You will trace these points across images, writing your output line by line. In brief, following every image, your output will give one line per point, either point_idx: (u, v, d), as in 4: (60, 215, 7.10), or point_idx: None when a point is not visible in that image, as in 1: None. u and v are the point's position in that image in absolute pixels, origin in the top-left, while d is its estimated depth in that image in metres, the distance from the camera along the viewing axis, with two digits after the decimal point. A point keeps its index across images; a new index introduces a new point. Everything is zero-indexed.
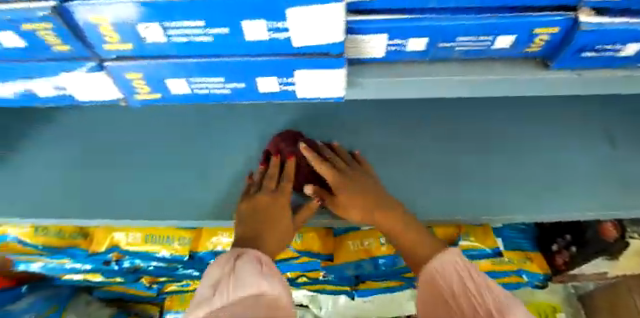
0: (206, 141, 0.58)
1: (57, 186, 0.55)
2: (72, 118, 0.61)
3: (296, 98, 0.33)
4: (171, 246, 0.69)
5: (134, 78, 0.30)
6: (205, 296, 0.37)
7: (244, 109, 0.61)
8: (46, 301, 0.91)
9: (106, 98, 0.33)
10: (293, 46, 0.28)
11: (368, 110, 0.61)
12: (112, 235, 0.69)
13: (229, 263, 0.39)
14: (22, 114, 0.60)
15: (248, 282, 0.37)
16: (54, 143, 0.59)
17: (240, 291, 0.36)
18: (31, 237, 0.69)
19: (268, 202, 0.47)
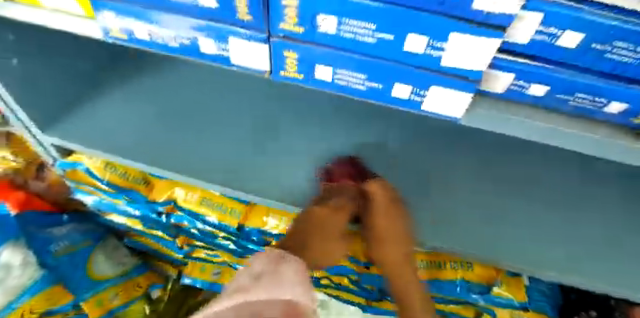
0: (285, 128, 0.67)
1: (160, 143, 0.65)
2: (180, 85, 0.71)
3: (418, 109, 0.38)
4: (228, 215, 0.72)
5: (290, 57, 0.35)
6: (240, 284, 0.47)
7: (328, 112, 0.69)
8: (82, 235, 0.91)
9: (255, 67, 0.38)
10: (439, 63, 0.31)
11: (435, 141, 0.68)
12: (173, 190, 0.74)
13: (269, 262, 0.49)
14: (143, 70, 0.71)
15: (284, 285, 0.45)
16: (162, 101, 0.69)
17: (268, 289, 0.45)
18: (101, 172, 0.73)
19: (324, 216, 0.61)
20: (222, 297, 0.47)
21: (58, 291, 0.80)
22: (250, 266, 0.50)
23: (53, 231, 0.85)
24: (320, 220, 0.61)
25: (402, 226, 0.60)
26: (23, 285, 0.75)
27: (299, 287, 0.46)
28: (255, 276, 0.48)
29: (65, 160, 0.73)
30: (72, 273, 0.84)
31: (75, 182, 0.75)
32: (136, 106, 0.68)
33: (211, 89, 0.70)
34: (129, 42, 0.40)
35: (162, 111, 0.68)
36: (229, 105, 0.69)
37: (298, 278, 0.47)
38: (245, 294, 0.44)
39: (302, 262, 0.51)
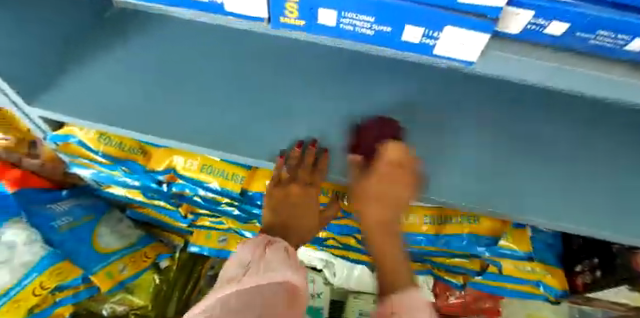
0: (283, 86, 0.63)
1: (155, 109, 0.62)
2: (166, 39, 0.66)
3: (430, 53, 0.36)
4: (230, 180, 0.71)
5: (290, 0, 0.31)
6: (234, 273, 0.52)
7: (328, 66, 0.65)
8: (84, 210, 0.90)
9: (252, 14, 0.34)
10: (456, 1, 0.28)
11: (441, 91, 0.65)
12: (172, 158, 0.72)
13: (260, 249, 0.53)
14: (125, 28, 0.66)
15: (278, 271, 0.51)
16: (150, 63, 0.65)
17: (268, 274, 0.50)
18: (95, 144, 0.70)
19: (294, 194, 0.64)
20: (219, 283, 0.52)
21: (67, 267, 0.81)
22: (237, 254, 0.54)
23: (54, 207, 0.85)
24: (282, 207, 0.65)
25: (410, 179, 0.59)
26: (31, 262, 0.76)
27: (287, 269, 0.51)
28: (245, 264, 0.52)
29: (57, 133, 0.70)
30: (77, 247, 0.83)
31: (70, 156, 0.73)
32: (124, 71, 0.64)
33: (200, 45, 0.66)
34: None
35: (152, 73, 0.64)
36: (222, 62, 0.65)
37: (287, 262, 0.53)
38: (241, 281, 0.50)
39: (284, 243, 0.55)
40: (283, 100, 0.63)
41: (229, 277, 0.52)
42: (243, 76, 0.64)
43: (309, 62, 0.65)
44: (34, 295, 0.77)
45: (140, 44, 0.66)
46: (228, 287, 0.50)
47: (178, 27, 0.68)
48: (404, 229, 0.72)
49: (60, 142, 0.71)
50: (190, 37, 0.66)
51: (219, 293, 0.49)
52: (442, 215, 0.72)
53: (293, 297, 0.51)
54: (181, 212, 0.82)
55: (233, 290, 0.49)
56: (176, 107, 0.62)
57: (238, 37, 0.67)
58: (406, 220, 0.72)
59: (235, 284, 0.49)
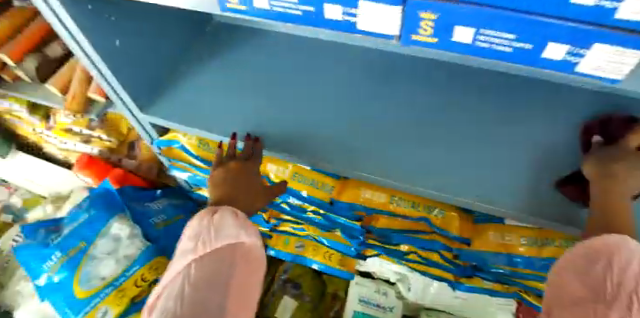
0: (373, 99, 0.67)
1: (254, 117, 0.67)
2: (267, 54, 0.73)
3: (571, 71, 0.33)
4: (319, 189, 0.76)
5: (426, 19, 0.31)
6: (188, 245, 0.52)
7: (415, 79, 0.68)
8: (174, 209, 0.96)
9: (383, 32, 0.35)
10: (612, 18, 0.26)
11: (538, 104, 0.63)
12: (266, 165, 0.77)
13: (208, 218, 0.53)
14: (231, 47, 0.75)
15: (226, 237, 0.51)
16: (250, 74, 0.72)
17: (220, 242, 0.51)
18: (196, 149, 0.77)
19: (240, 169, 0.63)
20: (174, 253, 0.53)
21: (162, 261, 0.86)
22: (188, 224, 0.54)
23: (151, 205, 0.94)
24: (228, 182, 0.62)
25: (503, 191, 0.57)
26: (133, 255, 0.83)
27: (240, 231, 0.52)
28: (196, 234, 0.52)
29: (163, 138, 0.77)
30: (170, 244, 0.90)
31: (172, 160, 0.81)
32: (228, 83, 0.71)
33: (288, 58, 0.72)
34: (244, 11, 0.37)
35: (252, 83, 0.70)
36: (308, 73, 0.70)
37: (238, 222, 0.53)
38: (199, 252, 0.51)
39: (231, 207, 0.54)
40: (369, 108, 0.65)
41: (182, 248, 0.52)
42: (329, 86, 0.69)
43: (388, 73, 0.69)
44: (136, 286, 0.83)
45: (241, 60, 0.73)
46: (183, 259, 0.51)
47: (268, 42, 0.75)
48: (499, 249, 0.69)
49: (164, 146, 0.79)
50: (287, 53, 0.73)
51: (178, 266, 0.50)
52: (542, 236, 0.67)
53: (251, 253, 0.54)
54: (265, 216, 0.86)
55: (191, 263, 0.50)
56: (269, 113, 0.67)
57: (321, 49, 0.72)
58: (502, 240, 0.69)
59: (189, 255, 0.51)
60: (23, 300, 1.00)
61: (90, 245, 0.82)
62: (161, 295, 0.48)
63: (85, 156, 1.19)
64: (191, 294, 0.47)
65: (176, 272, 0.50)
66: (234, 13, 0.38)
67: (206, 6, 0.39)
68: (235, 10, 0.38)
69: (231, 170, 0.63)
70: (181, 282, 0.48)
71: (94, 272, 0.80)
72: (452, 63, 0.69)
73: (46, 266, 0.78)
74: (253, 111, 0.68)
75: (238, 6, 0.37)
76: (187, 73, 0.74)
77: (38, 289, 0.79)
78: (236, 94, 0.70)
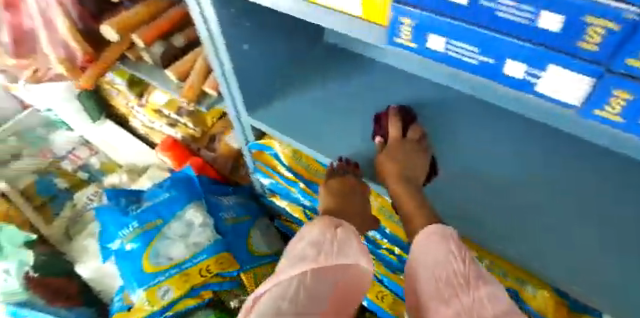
0: (466, 152, 0.67)
1: (348, 142, 0.71)
2: (370, 88, 0.78)
3: None
4: (406, 231, 0.73)
5: (619, 96, 0.29)
6: (307, 252, 0.55)
7: (515, 141, 0.68)
8: (241, 209, 1.00)
9: (564, 98, 0.33)
10: None
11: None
12: None
13: (330, 231, 0.59)
14: (340, 75, 0.81)
15: (348, 254, 0.56)
16: (351, 102, 0.76)
17: (341, 258, 0.55)
18: (288, 159, 0.79)
19: (347, 186, 0.68)
20: (289, 258, 0.55)
21: (228, 258, 0.87)
22: (304, 235, 0.59)
23: (223, 200, 0.99)
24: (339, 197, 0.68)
25: (596, 275, 0.53)
26: (201, 243, 0.87)
27: (360, 255, 0.57)
28: (317, 243, 0.56)
29: (258, 142, 0.81)
30: (235, 241, 0.92)
31: (261, 164, 0.85)
32: (329, 106, 0.76)
33: (391, 93, 0.77)
34: (413, 49, 0.40)
35: (352, 111, 0.75)
36: (409, 108, 0.73)
37: (357, 248, 0.58)
38: (320, 260, 0.54)
39: (351, 227, 0.61)
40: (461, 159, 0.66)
41: (302, 253, 0.55)
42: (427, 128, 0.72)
43: (489, 125, 0.70)
44: (200, 275, 0.84)
45: (346, 88, 0.78)
46: (302, 262, 0.53)
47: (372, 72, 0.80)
48: None
49: (255, 149, 0.83)
50: (390, 91, 0.77)
51: (297, 267, 0.52)
52: None
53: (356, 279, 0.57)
54: None
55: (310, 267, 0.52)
56: (367, 140, 0.71)
57: (423, 95, 0.76)
58: None
59: (309, 262, 0.53)
60: (87, 255, 1.12)
61: (165, 224, 0.88)
62: (267, 294, 0.47)
63: (170, 139, 1.29)
64: (308, 292, 0.48)
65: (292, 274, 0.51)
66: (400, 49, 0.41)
67: (377, 38, 0.42)
68: (403, 46, 0.40)
69: (341, 186, 0.68)
70: (298, 285, 0.48)
71: (164, 251, 0.85)
72: (558, 133, 0.68)
73: (123, 233, 0.86)
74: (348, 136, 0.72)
75: (409, 44, 0.39)
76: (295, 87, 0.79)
77: (113, 253, 0.86)
78: (335, 118, 0.75)
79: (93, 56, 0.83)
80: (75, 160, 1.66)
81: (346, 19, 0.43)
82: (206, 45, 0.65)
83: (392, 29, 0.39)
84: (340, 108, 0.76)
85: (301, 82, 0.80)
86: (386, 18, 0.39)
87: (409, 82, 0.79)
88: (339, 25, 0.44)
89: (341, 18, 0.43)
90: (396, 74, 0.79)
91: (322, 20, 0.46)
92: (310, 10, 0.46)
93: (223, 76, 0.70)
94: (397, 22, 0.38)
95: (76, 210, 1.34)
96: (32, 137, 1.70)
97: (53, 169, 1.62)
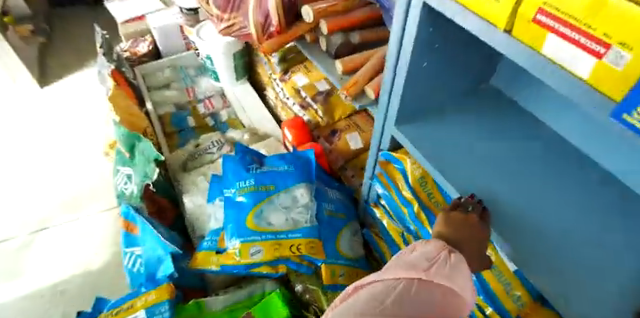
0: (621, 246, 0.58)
1: (485, 184, 0.67)
2: (524, 143, 0.73)
3: None
4: (509, 298, 0.68)
5: None
6: (417, 261, 0.55)
7: None
8: (340, 207, 1.03)
9: None
10: None
11: None
12: None
13: (443, 252, 0.56)
14: (495, 119, 0.78)
15: (455, 279, 0.52)
16: (499, 149, 0.73)
17: (446, 280, 0.52)
18: (415, 182, 0.78)
19: (470, 221, 0.60)
20: (401, 261, 0.56)
21: (316, 244, 0.90)
22: (420, 246, 0.59)
23: (328, 191, 1.04)
24: (455, 230, 0.60)
25: None
26: (299, 222, 0.90)
27: (466, 287, 0.53)
28: (430, 257, 0.55)
29: (391, 152, 0.81)
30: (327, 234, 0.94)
31: (382, 172, 0.86)
32: (475, 144, 0.74)
33: (550, 156, 0.71)
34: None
35: (497, 157, 0.71)
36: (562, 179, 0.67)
37: (466, 279, 0.54)
38: (428, 273, 0.52)
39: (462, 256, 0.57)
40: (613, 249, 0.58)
41: (411, 261, 0.55)
42: (586, 205, 0.63)
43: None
44: (289, 251, 0.88)
45: (497, 135, 0.75)
46: (408, 269, 0.53)
47: (533, 131, 0.76)
48: None
49: (385, 158, 0.83)
50: (545, 153, 0.72)
51: (402, 271, 0.53)
52: None
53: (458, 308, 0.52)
54: None
55: (415, 277, 0.52)
56: (507, 191, 0.66)
57: (582, 169, 0.69)
58: None
59: (413, 271, 0.53)
60: (194, 191, 1.25)
61: (276, 191, 0.94)
62: (370, 285, 0.53)
63: (299, 120, 1.36)
64: (402, 301, 0.49)
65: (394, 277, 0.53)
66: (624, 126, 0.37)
67: (597, 107, 0.40)
68: (628, 124, 0.36)
69: (463, 221, 0.60)
70: (393, 288, 0.51)
71: (266, 215, 0.91)
72: None
73: (239, 185, 0.95)
74: (487, 178, 0.68)
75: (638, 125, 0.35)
76: (445, 113, 0.79)
77: (225, 198, 0.95)
78: (477, 156, 0.72)
79: (284, 29, 0.88)
80: (208, 106, 1.87)
81: (568, 77, 0.41)
82: (390, 56, 0.69)
83: (624, 102, 0.36)
84: (485, 149, 0.73)
85: (453, 112, 0.80)
86: (620, 90, 0.36)
87: (572, 152, 0.72)
88: (556, 81, 0.43)
89: (561, 74, 0.42)
90: (559, 141, 0.74)
91: (536, 70, 0.45)
92: (528, 57, 0.46)
93: (389, 87, 0.73)
94: (635, 98, 0.34)
95: (197, 149, 1.49)
96: (184, 73, 2.03)
97: (190, 107, 1.89)
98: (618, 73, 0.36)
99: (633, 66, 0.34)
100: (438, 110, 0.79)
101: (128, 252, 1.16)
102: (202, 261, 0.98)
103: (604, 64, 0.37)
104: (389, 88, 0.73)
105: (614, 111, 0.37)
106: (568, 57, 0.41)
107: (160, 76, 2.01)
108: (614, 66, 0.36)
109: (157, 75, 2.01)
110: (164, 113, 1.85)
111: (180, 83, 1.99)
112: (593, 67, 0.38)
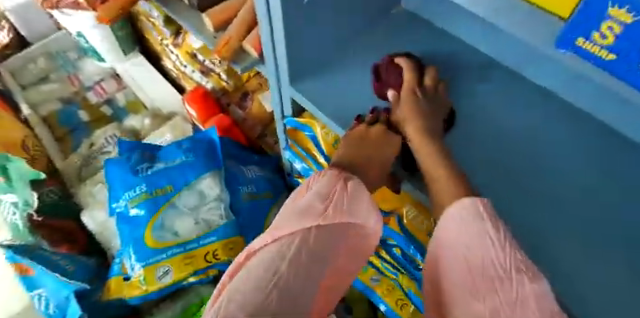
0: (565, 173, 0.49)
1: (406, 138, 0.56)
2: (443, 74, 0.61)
3: None
4: None
5: None
6: (311, 205, 0.42)
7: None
8: (264, 186, 0.86)
9: None
10: None
11: None
12: (406, 206, 0.61)
13: (339, 183, 0.44)
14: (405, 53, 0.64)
15: (362, 213, 0.43)
16: None
17: (349, 218, 0.42)
18: (327, 146, 0.65)
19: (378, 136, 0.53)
20: (287, 211, 0.42)
21: (237, 243, 0.76)
22: (311, 186, 0.44)
23: (245, 171, 0.86)
24: (352, 147, 0.52)
25: None
26: (211, 223, 0.76)
27: (373, 215, 0.43)
28: (326, 196, 0.42)
29: (295, 118, 0.68)
30: (250, 224, 0.80)
31: (291, 140, 0.73)
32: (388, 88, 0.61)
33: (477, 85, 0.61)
34: (607, 63, 0.23)
35: None
36: (492, 110, 0.56)
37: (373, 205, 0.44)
38: (326, 216, 0.41)
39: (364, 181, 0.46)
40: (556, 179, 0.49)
41: (302, 207, 0.42)
42: (522, 132, 0.53)
43: (613, 139, 0.52)
44: (204, 260, 0.74)
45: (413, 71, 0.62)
46: (300, 219, 0.40)
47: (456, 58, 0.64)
48: None
49: (290, 126, 0.70)
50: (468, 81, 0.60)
51: (293, 223, 0.40)
52: None
53: (366, 241, 0.44)
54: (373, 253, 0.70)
55: (312, 225, 0.40)
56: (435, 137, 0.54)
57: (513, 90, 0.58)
58: None
59: (310, 219, 0.40)
60: (92, 204, 1.07)
61: (175, 192, 0.78)
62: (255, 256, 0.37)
63: (201, 91, 1.14)
64: (301, 262, 0.36)
65: (285, 233, 0.38)
66: (583, 58, 0.24)
67: (534, 36, 0.27)
68: (585, 54, 0.23)
69: (368, 136, 0.53)
70: (286, 249, 0.37)
71: (170, 223, 0.75)
72: None
73: (128, 195, 0.77)
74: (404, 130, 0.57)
75: (602, 55, 0.22)
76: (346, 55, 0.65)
77: (116, 214, 0.78)
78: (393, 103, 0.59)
79: None
80: (99, 92, 1.37)
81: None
82: (257, 3, 0.55)
83: (572, 24, 0.23)
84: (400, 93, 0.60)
85: (355, 51, 0.65)
86: (569, 3, 0.23)
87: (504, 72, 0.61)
88: (473, 4, 0.30)
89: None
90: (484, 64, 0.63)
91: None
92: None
93: (270, 40, 0.59)
94: (589, 22, 0.21)
95: (91, 150, 1.25)
96: (62, 59, 1.42)
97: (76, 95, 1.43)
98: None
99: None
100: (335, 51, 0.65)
101: (35, 295, 0.95)
102: (115, 290, 0.78)
103: None
104: (270, 41, 0.59)
105: (560, 38, 0.24)
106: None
107: (33, 68, 1.39)
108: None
109: (28, 72, 1.39)
110: (46, 114, 1.32)
111: (60, 73, 1.40)
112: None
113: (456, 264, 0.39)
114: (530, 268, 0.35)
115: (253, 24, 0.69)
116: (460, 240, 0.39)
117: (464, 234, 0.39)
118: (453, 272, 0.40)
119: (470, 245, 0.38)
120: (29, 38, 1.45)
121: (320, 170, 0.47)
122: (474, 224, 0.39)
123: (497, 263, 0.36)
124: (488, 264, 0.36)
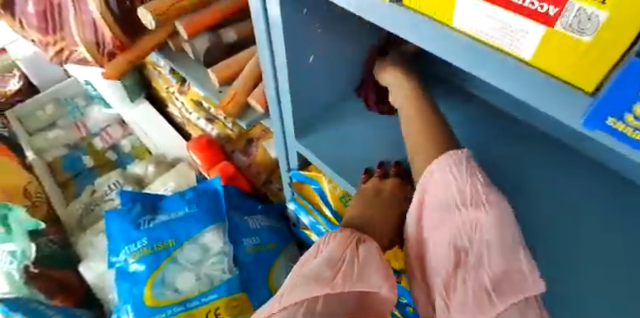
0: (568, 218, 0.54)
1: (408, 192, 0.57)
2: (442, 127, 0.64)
3: None
4: None
5: None
6: (320, 273, 0.39)
7: None
8: (271, 235, 0.84)
9: None
10: None
11: None
12: None
13: (350, 247, 0.43)
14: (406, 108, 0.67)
15: (373, 279, 0.40)
16: None
17: (360, 285, 0.39)
18: (334, 201, 0.66)
19: (389, 192, 0.55)
20: (293, 279, 0.40)
21: (242, 300, 0.73)
22: (320, 252, 0.43)
23: (250, 221, 0.84)
24: (363, 203, 0.53)
25: None
26: (214, 278, 0.73)
27: (385, 283, 0.40)
28: (334, 262, 0.41)
29: (302, 172, 0.69)
30: (256, 278, 0.77)
31: (298, 193, 0.73)
32: (390, 142, 0.63)
33: (478, 139, 0.62)
34: (638, 143, 0.22)
35: None
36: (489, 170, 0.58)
37: (385, 270, 0.41)
38: (335, 284, 0.38)
39: (377, 245, 0.44)
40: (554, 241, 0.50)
41: (310, 274, 0.40)
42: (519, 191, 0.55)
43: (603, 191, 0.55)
44: None
45: None
46: (307, 288, 0.38)
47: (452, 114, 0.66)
48: None
49: (296, 179, 0.71)
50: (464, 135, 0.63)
51: (299, 291, 0.38)
52: None
53: (372, 310, 0.41)
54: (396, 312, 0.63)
55: (320, 294, 0.37)
56: None
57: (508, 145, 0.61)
58: None
59: (316, 287, 0.38)
60: (94, 255, 1.04)
61: (178, 246, 0.76)
62: None
63: (204, 139, 1.14)
64: None
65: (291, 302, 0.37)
66: (614, 137, 0.23)
67: (558, 109, 0.26)
68: (618, 134, 0.23)
69: (379, 193, 0.54)
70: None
71: (171, 279, 0.73)
72: None
73: (129, 249, 0.75)
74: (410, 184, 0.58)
75: (634, 135, 0.22)
76: (348, 109, 0.67)
77: (115, 268, 0.75)
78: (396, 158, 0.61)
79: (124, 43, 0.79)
80: (105, 138, 1.37)
81: (506, 62, 0.27)
82: (263, 61, 0.57)
83: (603, 101, 0.22)
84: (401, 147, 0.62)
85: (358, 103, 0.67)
86: (592, 78, 0.23)
87: (501, 129, 0.64)
88: (489, 73, 0.29)
89: (493, 57, 0.28)
90: (480, 116, 0.65)
91: (459, 59, 0.31)
92: (442, 38, 0.32)
93: (275, 94, 0.60)
94: (624, 95, 0.20)
95: (94, 197, 1.24)
96: (71, 106, 1.43)
97: (85, 144, 1.36)
98: (581, 51, 0.22)
99: (614, 36, 0.20)
100: (338, 107, 0.67)
101: None
102: None
103: (559, 35, 0.23)
104: (276, 95, 0.60)
105: (588, 119, 0.24)
106: (500, 33, 0.27)
107: (40, 115, 1.40)
108: (577, 37, 0.22)
109: (37, 115, 1.40)
110: (50, 160, 1.31)
111: (68, 119, 1.41)
112: (545, 37, 0.24)
113: (438, 213, 0.40)
114: (505, 218, 0.36)
115: (258, 78, 0.72)
116: (442, 189, 0.40)
117: (446, 184, 0.40)
118: (432, 229, 0.41)
119: (452, 196, 0.39)
120: (40, 87, 1.49)
121: (332, 231, 0.47)
122: (457, 176, 0.40)
123: (476, 212, 0.37)
124: (468, 210, 0.38)
